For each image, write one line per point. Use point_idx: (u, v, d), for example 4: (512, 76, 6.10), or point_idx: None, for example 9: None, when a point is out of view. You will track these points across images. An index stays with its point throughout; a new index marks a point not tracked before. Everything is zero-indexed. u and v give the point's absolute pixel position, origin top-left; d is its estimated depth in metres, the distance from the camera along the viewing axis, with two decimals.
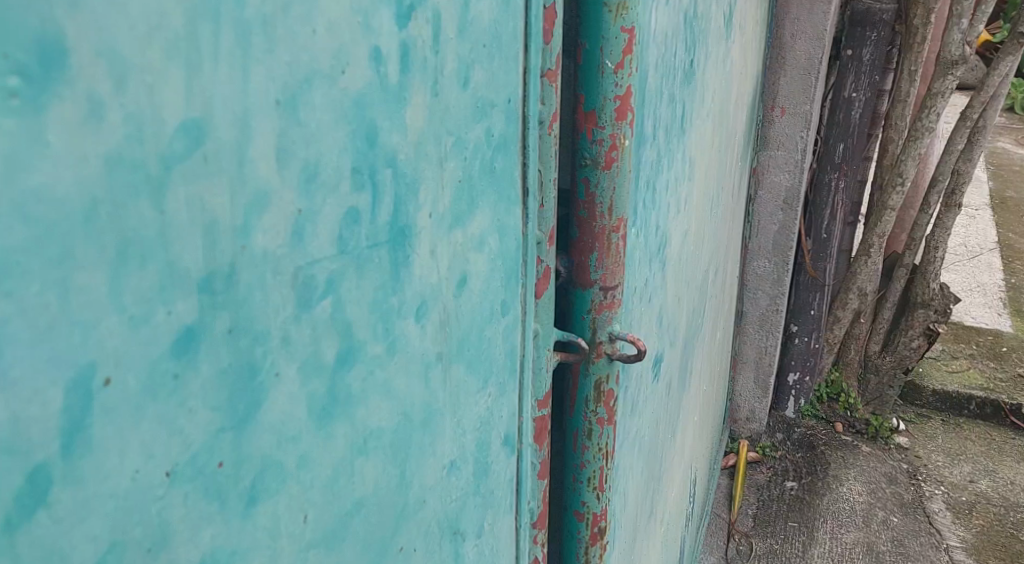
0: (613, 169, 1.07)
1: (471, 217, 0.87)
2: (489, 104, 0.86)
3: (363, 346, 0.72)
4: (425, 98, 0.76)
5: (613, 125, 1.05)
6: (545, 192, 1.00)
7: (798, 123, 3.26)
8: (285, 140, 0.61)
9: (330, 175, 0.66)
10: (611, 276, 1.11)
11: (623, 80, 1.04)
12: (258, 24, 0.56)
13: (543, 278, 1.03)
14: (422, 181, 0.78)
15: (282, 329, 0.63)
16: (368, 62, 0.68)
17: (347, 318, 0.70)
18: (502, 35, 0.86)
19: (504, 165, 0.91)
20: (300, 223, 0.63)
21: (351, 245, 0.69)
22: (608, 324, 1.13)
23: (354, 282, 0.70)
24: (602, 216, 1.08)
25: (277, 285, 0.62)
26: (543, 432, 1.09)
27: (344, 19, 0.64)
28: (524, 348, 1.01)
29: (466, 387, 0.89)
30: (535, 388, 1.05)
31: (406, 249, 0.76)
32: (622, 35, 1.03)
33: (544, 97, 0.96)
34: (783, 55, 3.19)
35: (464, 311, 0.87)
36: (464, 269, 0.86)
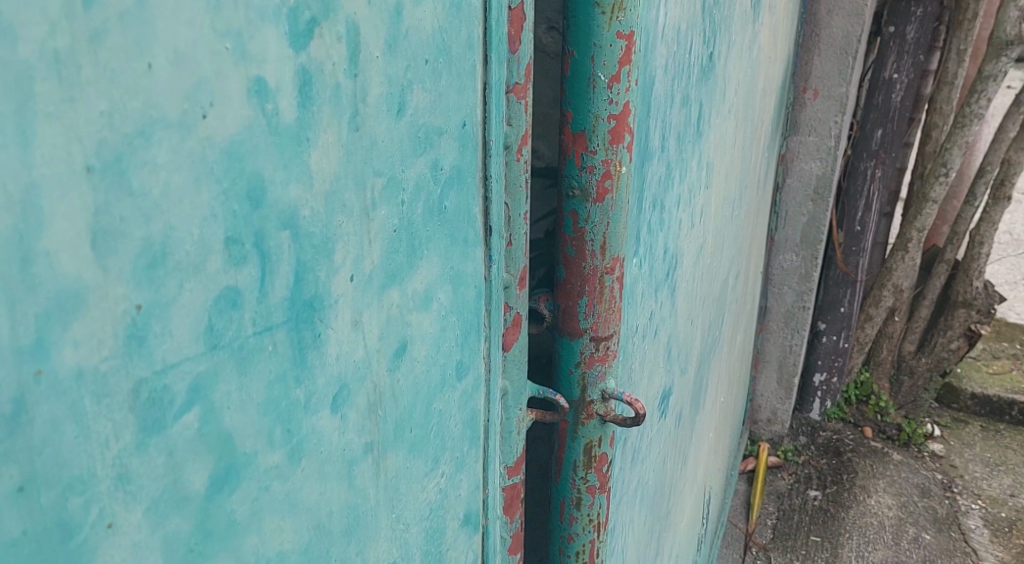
0: (605, 202, 0.96)
1: (412, 274, 0.69)
2: (437, 132, 0.69)
3: (252, 459, 0.56)
4: (339, 134, 0.57)
5: (605, 150, 0.94)
6: (513, 229, 0.84)
7: (832, 107, 3.04)
8: (108, 218, 0.43)
9: (186, 256, 0.48)
10: (603, 326, 1.01)
11: (619, 97, 0.93)
12: (44, 63, 0.39)
13: (511, 327, 0.89)
14: (339, 240, 0.59)
15: (117, 465, 0.46)
16: (247, 98, 0.49)
17: (225, 429, 0.53)
18: (452, 47, 0.69)
19: (457, 203, 0.74)
20: (140, 324, 0.46)
21: (227, 336, 0.51)
22: (600, 382, 1.04)
23: (235, 384, 0.53)
24: (592, 257, 0.97)
25: (107, 409, 0.45)
26: (514, 501, 0.96)
27: (200, 42, 0.46)
28: (489, 412, 0.87)
29: (408, 474, 0.75)
30: (504, 454, 0.93)
31: (315, 326, 0.59)
32: (618, 42, 0.92)
33: (510, 116, 0.79)
34: (817, 32, 2.96)
35: (403, 386, 0.71)
36: (404, 335, 0.70)
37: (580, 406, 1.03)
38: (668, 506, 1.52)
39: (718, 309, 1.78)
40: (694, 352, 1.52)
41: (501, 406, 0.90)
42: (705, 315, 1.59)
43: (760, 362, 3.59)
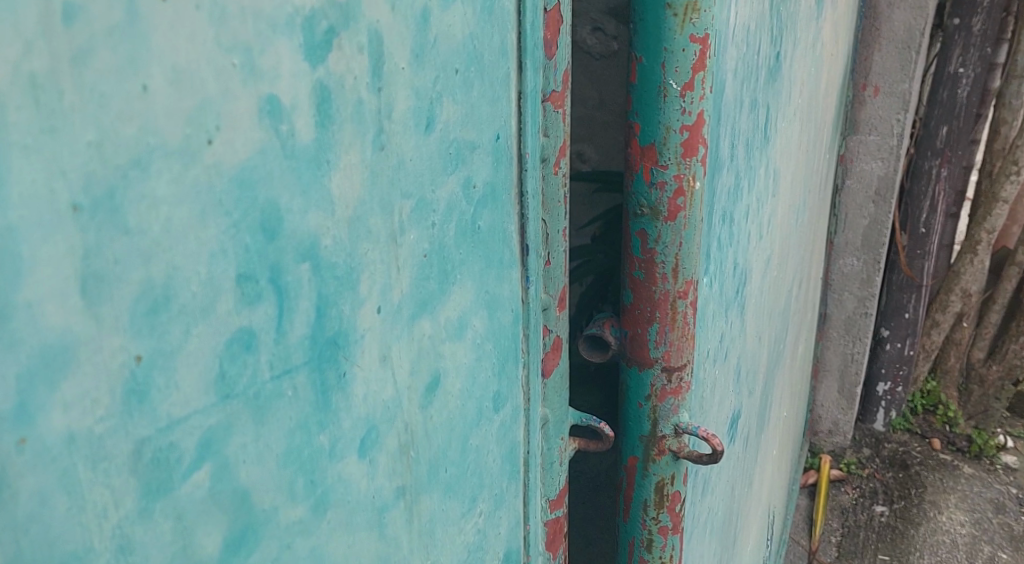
0: (677, 220, 0.98)
1: (443, 302, 0.60)
2: (469, 147, 0.61)
3: (272, 517, 0.48)
4: (363, 155, 0.50)
5: (677, 164, 0.95)
6: (552, 246, 0.76)
7: (893, 104, 2.92)
8: (100, 259, 0.37)
9: (193, 297, 0.41)
10: (675, 355, 1.03)
11: (692, 106, 0.94)
12: (21, 87, 0.33)
13: (551, 352, 0.80)
14: (365, 268, 0.51)
15: (119, 534, 0.40)
16: (258, 118, 0.42)
17: (242, 486, 0.45)
18: (484, 55, 0.61)
19: (491, 221, 0.65)
20: (141, 376, 0.39)
21: (241, 384, 0.44)
22: (672, 415, 1.07)
23: (251, 435, 0.45)
24: (663, 280, 0.99)
25: (104, 474, 0.39)
26: (558, 534, 0.88)
27: (204, 58, 0.39)
28: (528, 443, 0.78)
29: (444, 517, 0.66)
30: (545, 486, 0.83)
31: (339, 366, 0.50)
32: (692, 47, 0.93)
33: (546, 126, 0.71)
34: (876, 27, 2.85)
35: (437, 426, 0.62)
36: (437, 367, 0.61)
37: (651, 443, 1.07)
38: (735, 530, 1.49)
39: (783, 323, 1.71)
40: (755, 366, 1.46)
41: (540, 436, 0.80)
42: (770, 331, 1.56)
43: (819, 371, 3.47)
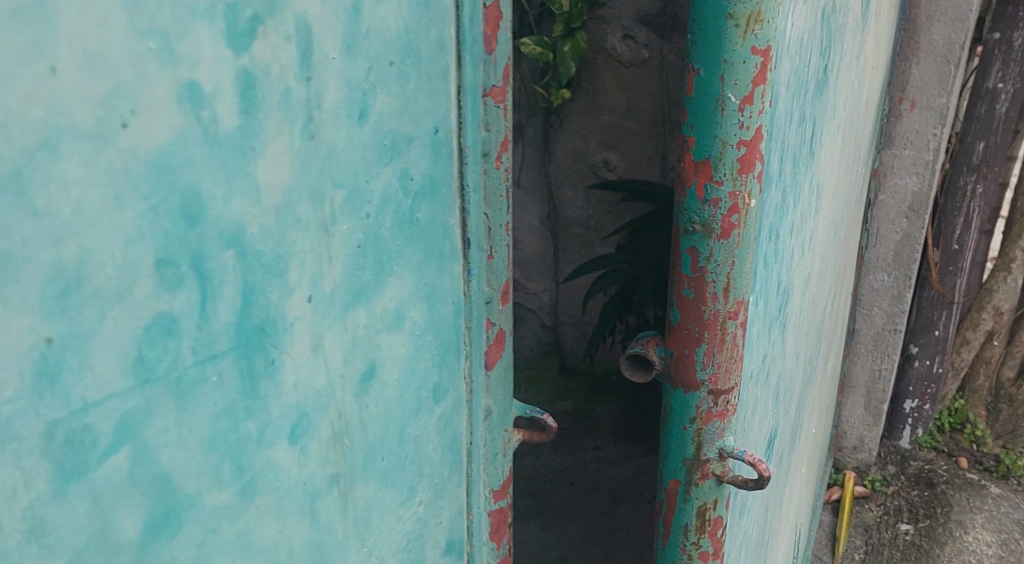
0: (730, 238, 0.97)
1: (380, 292, 0.60)
2: (406, 140, 0.60)
3: (195, 501, 0.47)
4: (291, 144, 0.49)
5: (732, 181, 0.94)
6: (494, 240, 0.72)
7: (929, 117, 2.54)
8: (6, 241, 0.36)
9: (108, 278, 0.40)
10: (723, 378, 1.02)
11: (751, 120, 0.92)
12: None
13: (494, 345, 0.76)
14: (294, 257, 0.51)
15: (30, 515, 0.39)
16: (176, 104, 0.42)
17: (163, 469, 0.45)
18: (421, 49, 0.60)
19: (431, 214, 0.65)
20: (53, 359, 0.39)
21: (162, 368, 0.44)
22: (717, 439, 1.06)
23: (172, 419, 0.45)
24: (713, 300, 0.99)
25: (14, 455, 0.38)
26: (502, 527, 0.84)
27: (117, 43, 0.39)
28: (472, 435, 0.77)
29: (380, 505, 0.65)
30: (488, 477, 0.81)
31: (266, 352, 0.50)
32: (753, 59, 0.90)
33: (488, 121, 0.69)
34: (916, 40, 2.48)
35: (371, 414, 0.62)
36: (372, 357, 0.61)
37: (695, 466, 1.07)
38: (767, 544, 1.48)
39: (815, 341, 1.65)
40: (789, 382, 1.43)
41: (486, 428, 0.79)
42: (807, 348, 1.55)
43: None
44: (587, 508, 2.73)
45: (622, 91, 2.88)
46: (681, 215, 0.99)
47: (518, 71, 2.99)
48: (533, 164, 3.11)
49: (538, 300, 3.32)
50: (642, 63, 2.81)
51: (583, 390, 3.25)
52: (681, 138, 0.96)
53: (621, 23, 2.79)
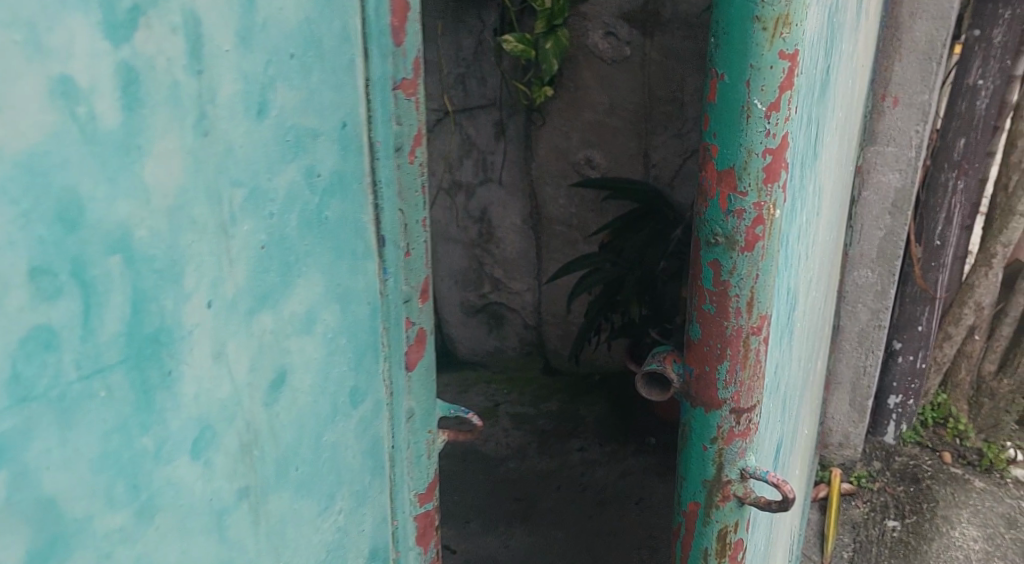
0: (754, 251, 0.92)
1: (287, 296, 0.58)
2: (311, 135, 0.58)
3: (83, 527, 0.45)
4: (184, 141, 0.48)
5: (757, 192, 0.89)
6: (411, 237, 0.71)
7: (912, 115, 2.25)
8: None
9: None
10: (745, 396, 0.99)
11: (777, 129, 0.87)
12: None
13: (415, 345, 0.75)
14: (189, 260, 0.49)
15: None
16: (47, 100, 0.41)
17: (46, 494, 0.43)
18: (324, 40, 0.59)
19: (342, 209, 0.63)
20: None
21: (40, 388, 0.42)
22: (738, 459, 1.02)
23: (54, 440, 0.43)
24: (737, 315, 0.94)
25: None
26: (428, 530, 0.83)
27: None
28: (394, 438, 0.75)
29: (295, 518, 0.63)
30: (413, 481, 0.79)
31: (163, 364, 0.48)
32: (780, 64, 0.85)
33: (399, 115, 0.68)
34: (896, 38, 2.20)
35: (283, 423, 0.60)
36: (282, 363, 0.58)
37: (715, 487, 1.03)
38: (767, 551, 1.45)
39: (808, 343, 1.55)
40: (792, 384, 1.39)
41: (407, 432, 0.76)
42: (805, 351, 1.52)
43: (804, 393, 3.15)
44: (574, 511, 2.71)
45: (604, 88, 2.85)
46: (702, 227, 0.94)
47: (498, 68, 2.94)
48: (515, 162, 3.07)
49: (521, 300, 3.27)
50: (624, 60, 2.79)
51: (568, 389, 3.23)
52: (703, 146, 0.91)
53: (602, 19, 2.77)
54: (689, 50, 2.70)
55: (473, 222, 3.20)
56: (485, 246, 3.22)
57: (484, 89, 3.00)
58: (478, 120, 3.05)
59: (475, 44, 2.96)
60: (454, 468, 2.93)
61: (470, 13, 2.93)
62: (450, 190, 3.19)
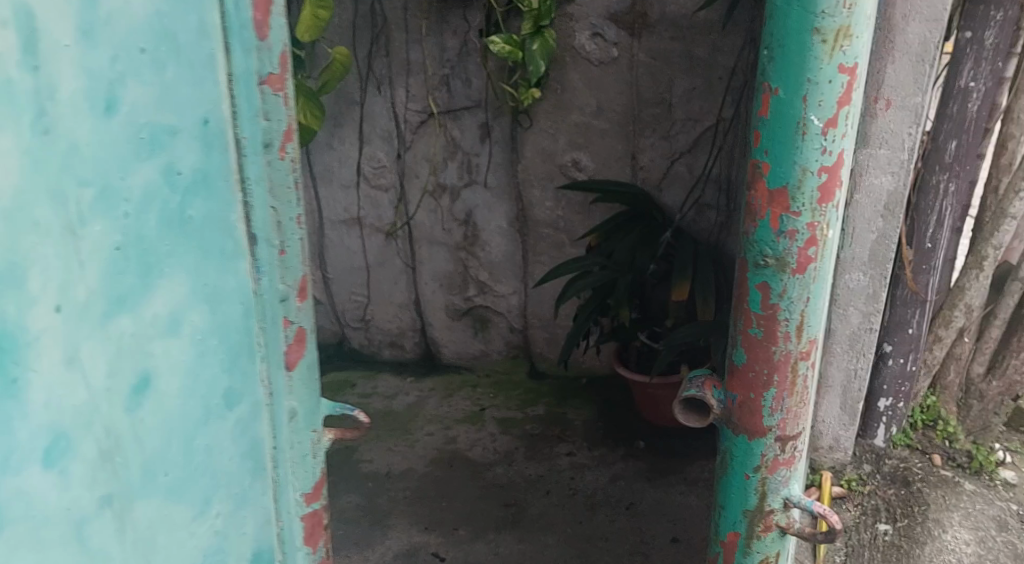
0: (805, 271, 1.18)
1: (151, 295, 0.85)
2: (167, 132, 0.84)
3: None
4: (30, 140, 0.72)
5: (809, 214, 1.15)
6: (283, 235, 1.00)
7: (904, 117, 2.23)
8: None
9: None
10: (789, 424, 1.28)
11: (830, 145, 1.12)
12: None
13: (295, 341, 1.05)
14: (33, 262, 0.73)
15: None
16: None
17: None
18: (177, 31, 0.84)
19: (206, 210, 0.90)
20: None
21: None
22: (781, 488, 1.32)
23: None
24: (787, 332, 1.21)
25: None
26: (315, 531, 1.15)
27: None
28: (272, 429, 1.04)
29: (171, 517, 0.91)
30: (299, 481, 1.10)
31: (26, 368, 0.74)
32: (837, 78, 1.09)
33: (267, 113, 0.96)
34: (890, 40, 2.19)
35: (154, 423, 0.87)
36: (148, 366, 0.86)
37: (759, 513, 1.33)
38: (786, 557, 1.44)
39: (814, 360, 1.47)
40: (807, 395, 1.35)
41: (293, 428, 1.07)
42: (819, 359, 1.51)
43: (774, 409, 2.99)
44: (564, 516, 2.68)
45: (590, 90, 2.83)
46: (753, 241, 1.20)
47: (484, 69, 2.92)
48: (501, 164, 3.04)
49: (507, 303, 3.25)
50: (611, 61, 2.77)
51: (554, 393, 3.22)
52: (758, 164, 1.16)
53: (589, 20, 2.75)
54: (676, 51, 2.69)
55: (458, 224, 3.19)
56: (470, 248, 3.20)
57: (469, 90, 2.98)
58: (463, 121, 3.03)
59: (460, 44, 2.93)
60: (440, 474, 2.90)
61: (454, 13, 2.90)
62: (434, 193, 3.17)
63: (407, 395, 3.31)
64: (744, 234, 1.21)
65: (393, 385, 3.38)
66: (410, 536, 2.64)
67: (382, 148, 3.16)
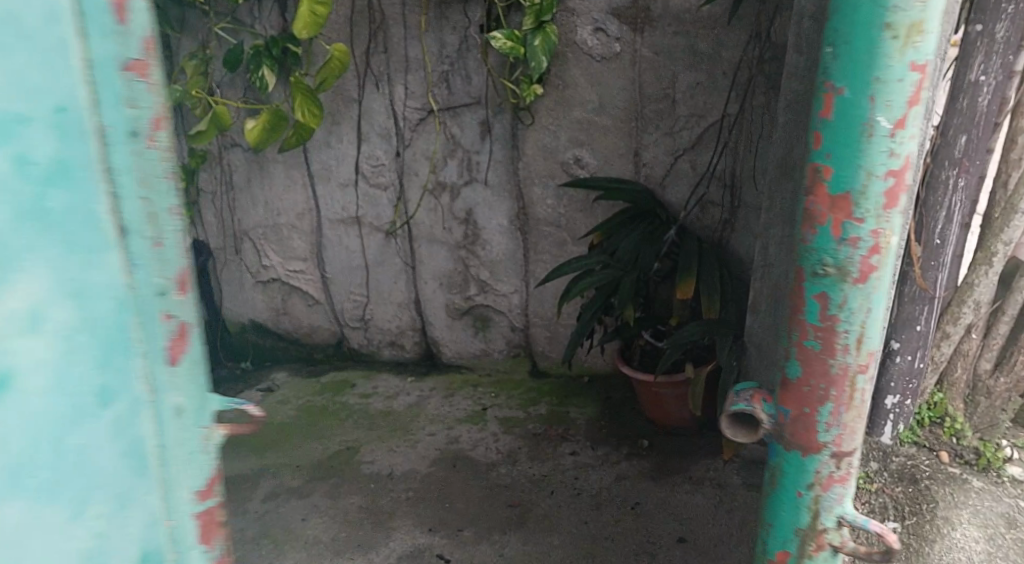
0: (867, 281, 1.04)
1: (8, 288, 0.76)
2: (16, 122, 0.75)
3: None
4: None
5: (874, 220, 1.02)
6: (159, 228, 0.84)
7: None
8: None
9: None
10: (847, 439, 1.12)
11: (900, 148, 0.99)
12: None
13: (177, 338, 0.87)
14: None
15: None
16: None
17: None
18: (31, 24, 0.75)
19: (68, 203, 0.78)
20: None
21: None
22: (836, 505, 1.15)
23: None
24: (844, 347, 1.07)
25: None
26: (211, 528, 0.95)
27: None
28: (160, 434, 0.87)
29: (40, 519, 0.80)
30: (189, 476, 0.91)
31: None
32: (908, 78, 0.97)
33: (133, 99, 0.81)
34: None
35: (12, 422, 0.77)
36: (7, 362, 0.77)
37: (811, 533, 1.16)
38: None
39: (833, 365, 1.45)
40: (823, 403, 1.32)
41: (178, 425, 0.89)
42: None
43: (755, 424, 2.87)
44: (567, 516, 2.64)
45: (592, 86, 2.81)
46: (809, 253, 1.06)
47: (484, 66, 2.88)
48: (501, 163, 3.02)
49: (508, 302, 3.23)
50: (614, 57, 2.75)
51: (556, 392, 3.20)
52: (816, 168, 1.03)
53: (591, 15, 2.73)
54: (680, 46, 2.67)
55: (458, 223, 3.16)
56: (470, 247, 3.18)
57: (469, 87, 2.95)
58: (463, 119, 3.00)
59: (459, 41, 2.89)
60: (444, 475, 2.87)
61: (455, 9, 2.87)
62: (434, 191, 3.14)
63: (408, 395, 3.30)
64: (799, 241, 1.07)
65: (394, 385, 3.37)
66: (414, 538, 2.60)
67: (380, 146, 3.13)
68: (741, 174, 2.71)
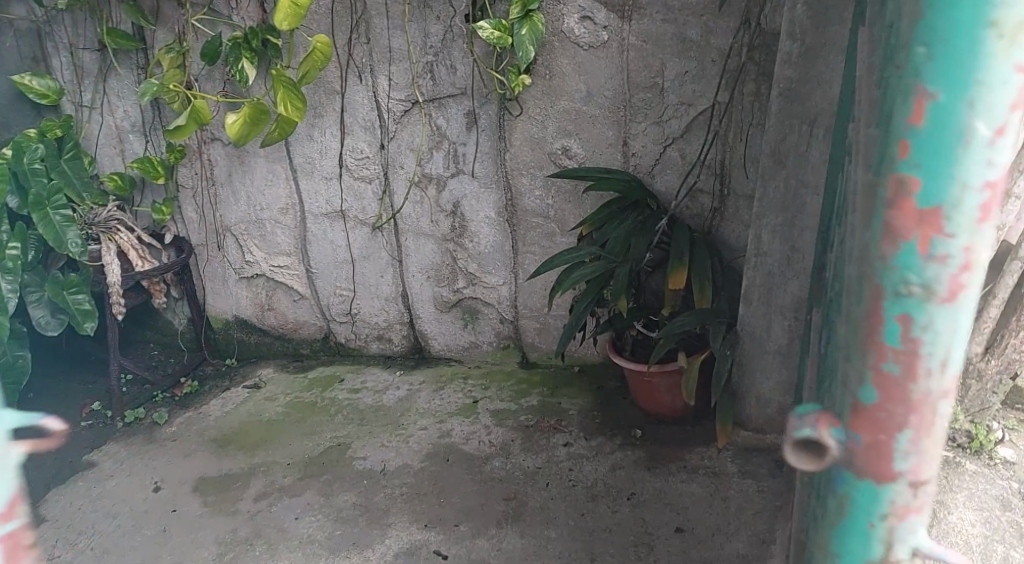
0: (957, 302, 0.82)
1: None
2: None
3: None
4: None
5: (970, 232, 0.80)
6: None
7: None
8: None
9: None
10: (926, 471, 0.88)
11: (1004, 151, 0.79)
12: None
13: None
14: None
15: None
16: None
17: None
18: None
19: None
20: None
21: None
22: (909, 539, 0.91)
23: None
24: (927, 373, 0.84)
25: None
26: None
27: None
28: None
29: None
30: None
31: None
32: (1016, 74, 0.77)
33: None
34: None
35: None
36: None
37: None
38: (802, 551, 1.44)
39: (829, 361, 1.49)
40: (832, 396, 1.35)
41: None
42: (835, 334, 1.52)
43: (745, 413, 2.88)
44: (562, 509, 2.63)
45: (579, 74, 2.78)
46: (890, 276, 0.83)
47: (470, 55, 2.85)
48: (488, 154, 2.99)
49: (497, 294, 3.21)
50: (601, 45, 2.72)
51: (547, 383, 3.19)
52: (895, 180, 0.81)
53: (578, 3, 2.70)
54: (668, 34, 2.65)
55: (446, 215, 3.13)
56: (458, 239, 3.16)
57: (454, 78, 2.90)
58: (448, 109, 2.96)
59: (444, 30, 2.85)
60: (437, 469, 2.85)
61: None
62: (420, 183, 3.11)
63: (397, 389, 3.27)
64: (873, 258, 0.83)
65: (383, 380, 3.34)
66: (410, 535, 2.58)
67: (364, 139, 3.09)
68: (731, 163, 2.73)
